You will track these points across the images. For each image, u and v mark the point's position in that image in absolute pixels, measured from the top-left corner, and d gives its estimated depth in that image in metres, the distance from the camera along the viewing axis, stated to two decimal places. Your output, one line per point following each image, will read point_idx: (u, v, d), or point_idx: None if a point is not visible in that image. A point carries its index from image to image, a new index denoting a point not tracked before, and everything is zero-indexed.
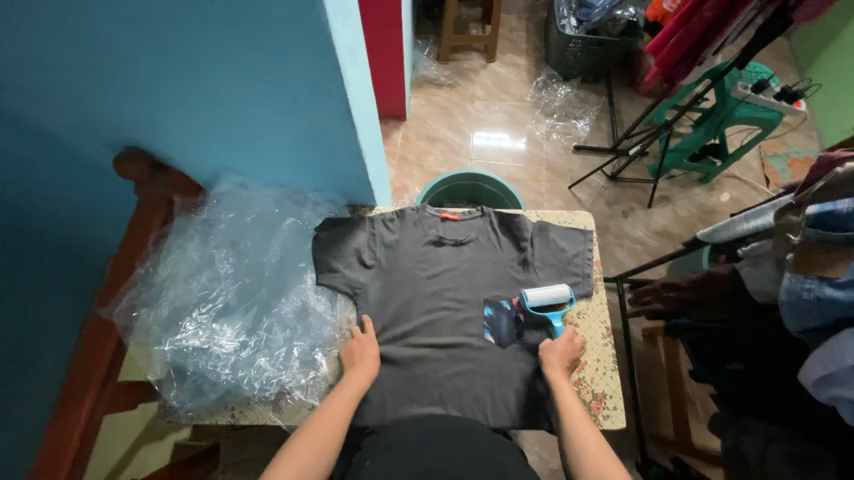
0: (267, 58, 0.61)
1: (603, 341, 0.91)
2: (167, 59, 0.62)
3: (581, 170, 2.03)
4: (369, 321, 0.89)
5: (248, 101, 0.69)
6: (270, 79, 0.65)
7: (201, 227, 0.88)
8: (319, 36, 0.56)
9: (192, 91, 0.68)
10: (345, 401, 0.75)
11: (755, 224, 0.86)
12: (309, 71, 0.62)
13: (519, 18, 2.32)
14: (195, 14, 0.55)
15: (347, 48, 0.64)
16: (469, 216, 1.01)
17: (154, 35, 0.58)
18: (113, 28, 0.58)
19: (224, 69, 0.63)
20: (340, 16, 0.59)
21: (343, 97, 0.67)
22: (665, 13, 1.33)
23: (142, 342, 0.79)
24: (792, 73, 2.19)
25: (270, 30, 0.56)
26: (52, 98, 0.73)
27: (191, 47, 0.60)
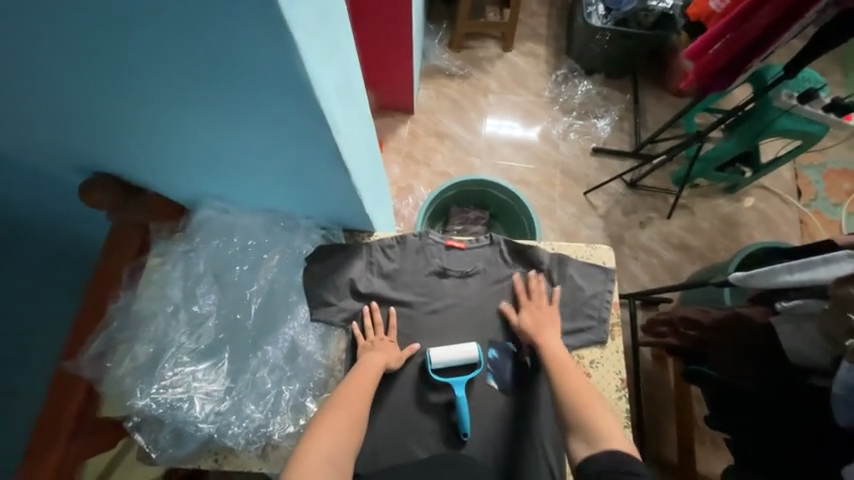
0: (239, 98, 0.51)
1: (618, 394, 0.84)
2: (127, 91, 0.53)
3: (597, 174, 1.90)
4: (394, 313, 0.85)
5: (224, 137, 0.60)
6: (245, 119, 0.55)
7: (183, 256, 0.81)
8: (297, 81, 0.46)
9: (161, 123, 0.59)
10: (363, 382, 0.75)
11: (800, 276, 0.77)
12: (289, 114, 0.52)
13: (541, 1, 2.12)
14: (149, 44, 0.45)
15: (335, 83, 0.54)
16: (477, 245, 0.91)
17: (105, 64, 0.49)
18: (54, 49, 0.48)
19: (193, 105, 0.54)
20: (326, 54, 0.49)
21: (331, 140, 0.57)
22: (710, 13, 1.18)
23: (116, 388, 0.73)
24: (839, 74, 1.99)
25: (239, 70, 0.46)
26: (8, 117, 0.64)
27: (149, 80, 0.50)
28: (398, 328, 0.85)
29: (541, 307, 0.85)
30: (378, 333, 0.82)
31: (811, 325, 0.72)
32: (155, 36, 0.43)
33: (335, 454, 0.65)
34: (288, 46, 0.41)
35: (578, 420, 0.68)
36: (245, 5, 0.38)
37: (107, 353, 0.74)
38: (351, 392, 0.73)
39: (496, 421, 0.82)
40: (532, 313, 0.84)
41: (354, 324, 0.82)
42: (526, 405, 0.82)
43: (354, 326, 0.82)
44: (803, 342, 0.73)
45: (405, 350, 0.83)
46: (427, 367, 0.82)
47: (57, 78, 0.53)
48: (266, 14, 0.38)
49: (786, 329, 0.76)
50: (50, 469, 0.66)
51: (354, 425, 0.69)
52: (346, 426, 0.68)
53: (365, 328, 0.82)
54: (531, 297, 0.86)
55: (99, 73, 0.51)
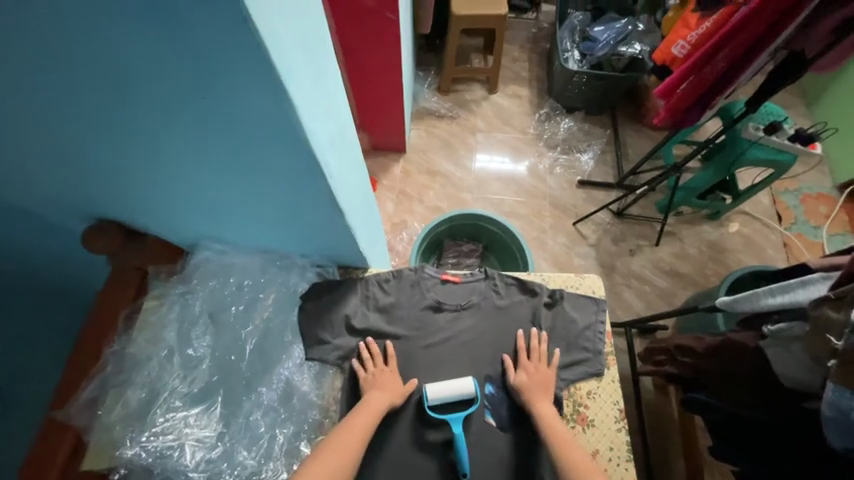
0: (239, 149, 0.55)
1: (617, 426, 0.83)
2: (133, 143, 0.57)
3: (585, 205, 1.97)
4: (391, 346, 0.84)
5: (223, 183, 0.63)
6: (245, 167, 0.59)
7: (179, 299, 0.81)
8: (293, 133, 0.50)
9: (164, 171, 0.62)
10: (364, 420, 0.74)
11: (782, 300, 0.80)
12: (285, 162, 0.56)
13: (522, 48, 2.29)
14: (157, 105, 0.49)
15: (328, 134, 0.58)
16: (471, 278, 0.93)
17: (118, 121, 0.53)
18: (72, 109, 0.52)
19: (195, 155, 0.58)
20: (320, 109, 0.54)
21: (325, 184, 0.61)
22: (673, 57, 1.26)
23: (104, 438, 0.71)
24: (801, 107, 2.13)
25: (239, 125, 0.50)
26: (21, 169, 0.68)
27: (157, 135, 0.54)
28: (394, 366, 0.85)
29: (540, 370, 0.84)
30: (377, 364, 0.81)
31: (799, 348, 0.74)
32: (166, 100, 0.48)
33: None
34: (284, 105, 0.46)
35: None
36: (247, 74, 0.42)
37: (100, 398, 0.74)
38: (350, 429, 0.72)
39: (496, 461, 0.80)
40: (530, 374, 0.83)
41: (351, 360, 0.82)
42: (524, 440, 0.81)
43: (351, 363, 0.82)
44: (792, 364, 0.75)
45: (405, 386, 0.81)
46: (424, 404, 0.81)
47: (71, 133, 0.57)
48: (265, 80, 0.43)
49: (775, 352, 0.77)
50: None
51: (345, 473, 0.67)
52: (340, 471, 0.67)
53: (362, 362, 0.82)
54: (531, 358, 0.85)
55: (110, 129, 0.55)
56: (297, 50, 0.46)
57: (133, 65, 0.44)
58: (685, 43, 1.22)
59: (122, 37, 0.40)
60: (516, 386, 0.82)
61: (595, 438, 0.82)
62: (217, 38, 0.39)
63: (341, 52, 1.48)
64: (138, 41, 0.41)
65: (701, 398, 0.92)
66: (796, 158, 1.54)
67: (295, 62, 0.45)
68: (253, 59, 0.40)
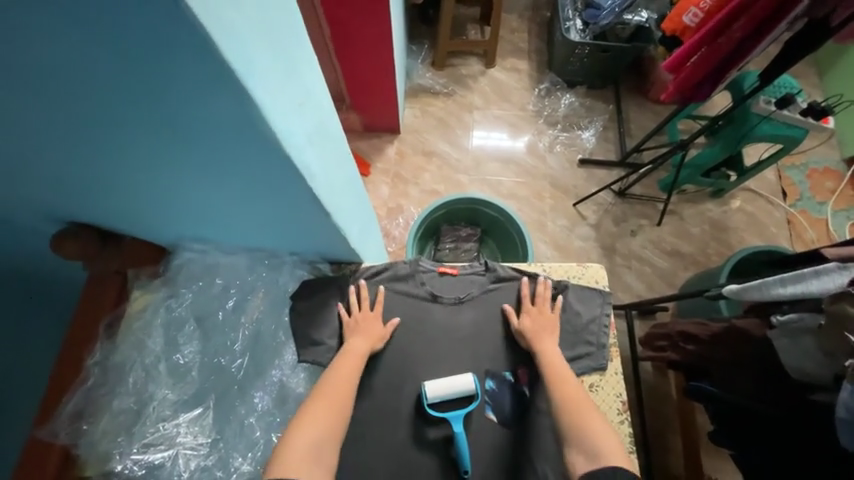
0: (208, 156, 0.50)
1: (619, 418, 0.82)
2: (93, 152, 0.52)
3: (585, 185, 1.91)
4: (381, 292, 0.84)
5: (197, 188, 0.59)
6: (219, 173, 0.54)
7: (161, 304, 0.77)
8: (264, 139, 0.45)
9: (131, 179, 0.58)
10: (347, 370, 0.74)
11: (793, 290, 0.75)
12: (261, 167, 0.52)
13: (520, 17, 2.16)
14: (105, 112, 0.43)
15: (307, 134, 0.53)
16: (469, 270, 0.90)
17: (68, 129, 0.48)
18: (14, 118, 0.47)
19: (162, 162, 0.53)
20: (295, 109, 0.48)
21: (307, 189, 0.57)
22: (684, 27, 1.16)
23: (92, 452, 0.69)
24: (813, 76, 2.03)
25: (203, 134, 0.45)
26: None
27: (113, 144, 0.49)
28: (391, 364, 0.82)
29: (541, 312, 0.85)
30: (362, 309, 0.82)
31: (810, 340, 0.71)
32: (116, 110, 0.43)
33: (317, 442, 0.63)
34: (250, 111, 0.41)
35: (572, 433, 0.67)
36: (203, 82, 0.37)
37: (86, 411, 0.70)
38: (336, 377, 0.72)
39: (498, 459, 0.79)
40: (532, 318, 0.84)
41: (337, 307, 0.82)
42: (529, 435, 0.80)
43: (339, 310, 0.82)
44: (800, 356, 0.72)
45: (384, 329, 0.81)
46: (422, 402, 0.79)
47: (20, 142, 0.51)
48: (225, 89, 0.38)
49: (783, 342, 0.75)
50: None
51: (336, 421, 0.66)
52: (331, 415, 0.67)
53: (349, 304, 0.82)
54: (534, 303, 0.86)
55: (62, 138, 0.50)
56: (262, 47, 0.40)
57: (67, 72, 0.38)
58: (698, 10, 1.12)
59: (48, 41, 0.34)
60: (519, 332, 0.83)
61: None
62: (158, 43, 0.33)
63: (327, 27, 1.37)
64: (69, 50, 0.35)
65: (704, 388, 0.91)
66: (807, 133, 1.48)
67: (259, 61, 0.39)
68: (206, 66, 0.35)
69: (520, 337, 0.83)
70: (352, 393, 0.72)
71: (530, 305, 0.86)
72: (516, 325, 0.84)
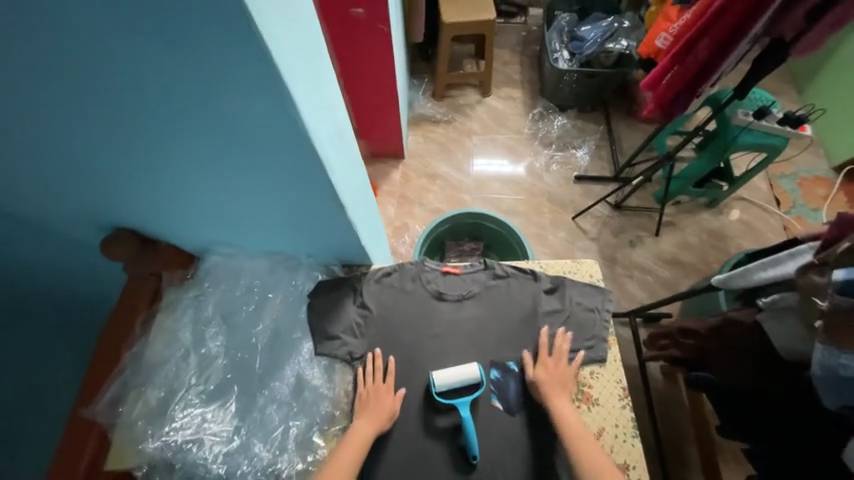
0: (243, 152, 0.59)
1: (621, 403, 0.85)
2: (146, 149, 0.61)
3: (582, 199, 2.00)
4: (394, 363, 0.85)
5: (229, 185, 0.67)
6: (251, 169, 0.63)
7: (192, 302, 0.85)
8: (294, 133, 0.55)
9: (174, 176, 0.66)
10: (351, 451, 0.75)
11: (773, 273, 0.81)
12: (288, 160, 0.60)
13: (512, 52, 2.35)
14: (165, 114, 0.54)
15: (328, 134, 0.62)
16: (471, 269, 0.97)
17: (130, 130, 0.57)
18: (88, 118, 0.56)
19: (204, 160, 0.62)
20: (317, 109, 0.58)
21: (327, 183, 0.65)
22: (658, 49, 1.30)
23: (125, 438, 0.74)
24: (792, 92, 2.15)
25: (242, 130, 0.55)
26: (43, 181, 0.71)
27: (165, 145, 0.59)
28: (400, 359, 0.87)
29: (559, 367, 0.85)
30: (375, 380, 0.83)
31: (794, 319, 0.75)
32: (174, 112, 0.53)
33: None
34: (285, 103, 0.50)
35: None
36: (250, 81, 0.47)
37: (122, 398, 0.76)
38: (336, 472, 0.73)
39: (506, 447, 0.81)
40: (549, 372, 0.84)
41: (359, 365, 0.84)
42: (534, 423, 0.83)
43: (358, 371, 0.84)
44: (787, 335, 0.76)
45: (394, 400, 0.82)
46: (431, 390, 0.83)
47: (88, 142, 0.61)
48: (267, 85, 0.48)
49: (771, 324, 0.79)
50: None
51: None
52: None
53: (365, 373, 0.84)
54: (552, 356, 0.86)
55: (123, 136, 0.59)
56: (296, 56, 0.51)
57: (144, 72, 0.47)
58: (667, 35, 1.25)
59: (135, 48, 0.45)
60: (533, 383, 0.84)
61: (601, 416, 0.84)
62: (221, 47, 0.43)
63: (337, 65, 1.55)
64: (148, 58, 0.46)
65: (704, 376, 0.94)
66: (788, 141, 1.57)
67: (294, 67, 0.50)
68: (254, 65, 0.45)
69: (535, 389, 0.83)
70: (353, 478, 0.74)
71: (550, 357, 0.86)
72: (531, 379, 0.84)
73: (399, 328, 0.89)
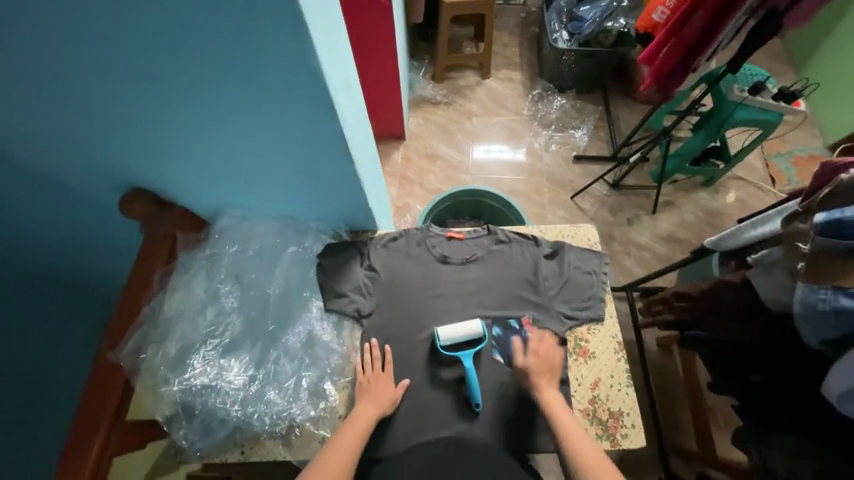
0: (262, 96, 0.64)
1: (616, 356, 0.90)
2: (172, 95, 0.65)
3: (581, 179, 2.03)
4: (390, 351, 0.87)
5: (247, 133, 0.72)
6: (269, 115, 0.68)
7: (206, 261, 0.90)
8: (310, 73, 0.60)
9: (196, 126, 0.71)
10: (351, 440, 0.73)
11: (762, 231, 0.85)
12: (302, 104, 0.65)
13: (511, 34, 2.36)
14: (192, 55, 0.58)
15: (339, 82, 0.67)
16: (475, 234, 1.00)
17: (158, 74, 0.62)
18: (120, 63, 0.61)
19: (224, 105, 0.66)
20: (331, 56, 0.63)
21: (338, 130, 0.70)
22: (654, 24, 1.33)
23: (149, 383, 0.80)
24: (788, 72, 2.17)
25: (262, 70, 0.60)
26: (67, 135, 0.75)
27: (189, 90, 0.64)
28: (405, 314, 0.90)
29: (549, 356, 0.86)
30: (374, 369, 0.84)
31: (781, 271, 0.79)
32: (200, 52, 0.58)
33: None
34: (305, 40, 0.55)
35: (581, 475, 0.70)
36: (273, 18, 0.52)
37: (143, 346, 0.81)
38: (338, 448, 0.71)
39: (507, 397, 0.86)
40: (539, 360, 0.85)
41: (356, 358, 0.86)
42: None
43: (358, 357, 0.86)
44: (774, 287, 0.80)
45: (396, 392, 0.83)
46: (436, 344, 0.87)
47: (116, 88, 0.65)
48: (289, 22, 0.53)
49: (760, 279, 0.83)
50: (87, 469, 0.68)
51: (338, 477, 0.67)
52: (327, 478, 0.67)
53: (363, 363, 0.85)
54: (540, 343, 0.87)
55: (153, 82, 0.64)
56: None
57: (177, 9, 0.52)
58: (664, 9, 1.29)
59: None
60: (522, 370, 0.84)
61: (597, 368, 0.89)
62: None
63: None
64: None
65: (695, 333, 0.99)
66: (782, 116, 1.59)
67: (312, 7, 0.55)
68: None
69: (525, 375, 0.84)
70: (354, 460, 0.71)
71: (542, 343, 0.87)
72: (522, 367, 0.85)
73: (405, 287, 0.93)
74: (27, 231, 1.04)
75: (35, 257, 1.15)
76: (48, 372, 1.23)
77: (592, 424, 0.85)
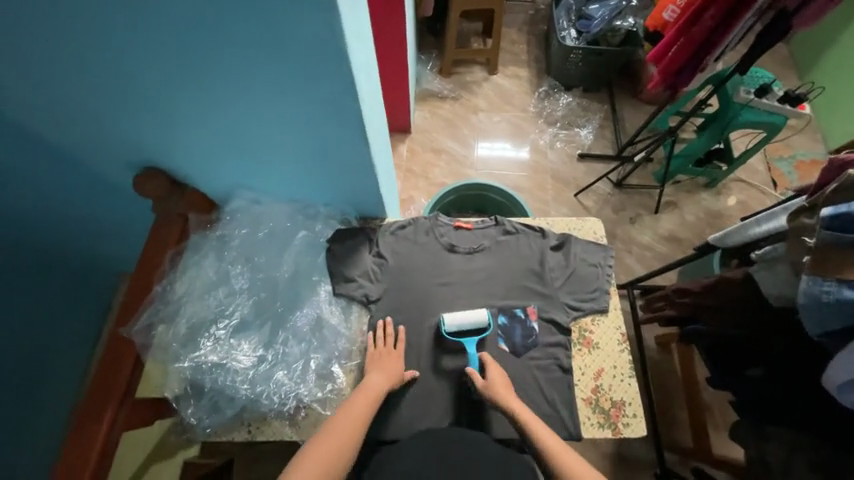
0: (283, 77, 0.64)
1: (620, 347, 0.91)
2: (192, 73, 0.65)
3: (585, 177, 2.04)
4: (405, 331, 0.87)
5: (265, 114, 0.72)
6: (288, 97, 0.68)
7: (216, 243, 0.90)
8: (334, 54, 0.60)
9: (214, 105, 0.71)
10: (363, 401, 0.75)
11: (767, 228, 0.86)
12: (324, 86, 0.65)
13: (519, 31, 2.36)
14: (216, 33, 0.58)
15: (361, 66, 0.68)
16: (482, 225, 1.01)
17: (180, 52, 0.62)
18: (142, 41, 0.61)
19: (244, 85, 0.67)
20: (355, 39, 0.63)
21: (357, 114, 0.70)
22: (665, 22, 1.34)
23: (160, 358, 0.81)
24: (793, 77, 2.18)
25: (286, 50, 0.60)
26: (83, 112, 0.75)
27: (210, 69, 0.64)
28: (413, 301, 0.91)
29: (500, 375, 0.83)
30: (386, 344, 0.85)
31: (784, 267, 0.80)
32: (225, 30, 0.58)
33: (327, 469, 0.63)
34: (331, 20, 0.55)
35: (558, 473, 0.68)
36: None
37: (154, 323, 0.83)
38: (352, 413, 0.72)
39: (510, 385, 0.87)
40: (494, 377, 0.83)
41: (369, 336, 0.86)
42: (537, 363, 0.89)
43: (368, 336, 0.87)
44: (777, 283, 0.81)
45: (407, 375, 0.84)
46: (442, 330, 0.88)
47: (136, 66, 0.65)
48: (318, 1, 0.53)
49: (762, 274, 0.84)
50: (98, 442, 0.69)
51: (351, 440, 0.68)
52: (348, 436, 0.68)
53: (376, 337, 0.86)
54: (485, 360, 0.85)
55: (173, 58, 0.63)
56: None
57: None
58: (675, 8, 1.30)
59: None
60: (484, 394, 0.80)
61: (600, 358, 0.90)
62: None
63: None
64: None
65: (695, 328, 1.00)
66: (786, 120, 1.61)
67: None
68: None
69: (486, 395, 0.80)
70: (365, 426, 0.71)
71: (494, 364, 0.85)
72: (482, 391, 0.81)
73: (413, 274, 0.94)
74: (35, 207, 1.05)
75: (40, 234, 1.14)
76: (49, 350, 1.23)
77: (594, 412, 0.86)
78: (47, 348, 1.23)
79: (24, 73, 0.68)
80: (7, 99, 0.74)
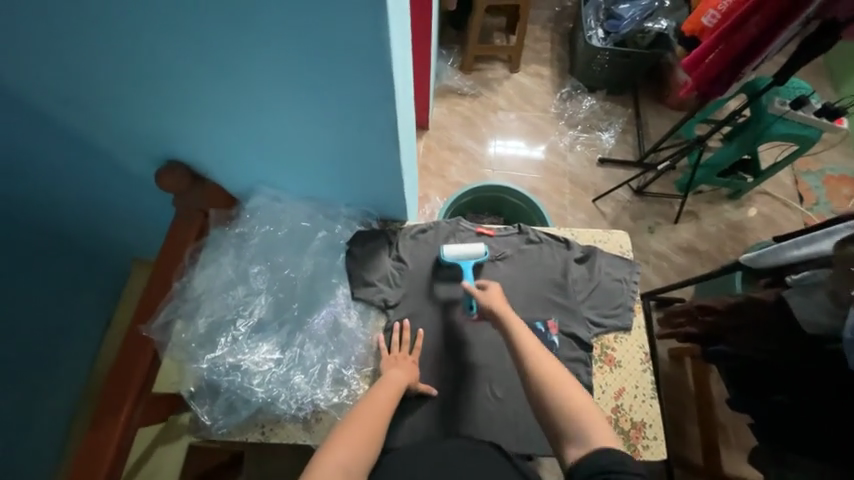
0: (319, 74, 0.62)
1: (642, 367, 0.88)
2: (224, 67, 0.63)
3: (604, 182, 1.99)
4: (422, 335, 0.85)
5: (294, 113, 0.70)
6: (321, 94, 0.66)
7: (236, 240, 0.89)
8: (375, 53, 0.58)
9: (245, 100, 0.69)
10: (385, 397, 0.73)
11: (806, 252, 0.83)
12: (360, 85, 0.63)
13: (543, 28, 2.30)
14: (254, 27, 0.57)
15: (400, 65, 0.65)
16: (505, 232, 0.99)
17: (214, 45, 0.60)
18: (176, 33, 0.59)
19: (277, 82, 0.65)
20: (398, 41, 0.61)
21: (390, 115, 0.68)
22: (703, 27, 1.27)
23: (176, 357, 0.81)
24: (828, 88, 2.10)
25: (325, 46, 0.58)
26: (111, 103, 0.74)
27: (244, 63, 0.62)
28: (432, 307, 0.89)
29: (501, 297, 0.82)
30: (402, 350, 0.83)
31: (822, 294, 0.77)
32: (264, 24, 0.56)
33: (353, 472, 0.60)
34: (377, 18, 0.53)
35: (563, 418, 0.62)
36: None
37: (172, 320, 0.82)
38: (375, 403, 0.71)
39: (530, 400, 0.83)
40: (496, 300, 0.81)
41: (379, 337, 0.85)
42: None
43: (382, 336, 0.85)
44: (813, 309, 0.78)
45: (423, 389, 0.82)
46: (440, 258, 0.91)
47: (168, 57, 0.63)
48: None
49: (797, 299, 0.81)
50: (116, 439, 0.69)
51: (375, 434, 0.65)
52: (363, 437, 0.64)
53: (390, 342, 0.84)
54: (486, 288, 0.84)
55: (207, 52, 0.61)
56: None
57: None
58: (716, 12, 1.23)
59: None
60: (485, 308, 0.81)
61: (622, 377, 0.88)
62: None
63: None
64: None
65: (718, 349, 0.97)
66: (821, 134, 1.54)
67: None
68: None
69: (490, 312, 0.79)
70: (386, 422, 0.69)
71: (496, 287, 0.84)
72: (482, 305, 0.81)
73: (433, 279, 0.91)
74: (55, 191, 1.04)
75: (59, 218, 1.14)
76: (63, 334, 1.24)
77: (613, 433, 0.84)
78: (60, 331, 1.23)
79: (56, 60, 0.67)
80: (36, 85, 0.73)
